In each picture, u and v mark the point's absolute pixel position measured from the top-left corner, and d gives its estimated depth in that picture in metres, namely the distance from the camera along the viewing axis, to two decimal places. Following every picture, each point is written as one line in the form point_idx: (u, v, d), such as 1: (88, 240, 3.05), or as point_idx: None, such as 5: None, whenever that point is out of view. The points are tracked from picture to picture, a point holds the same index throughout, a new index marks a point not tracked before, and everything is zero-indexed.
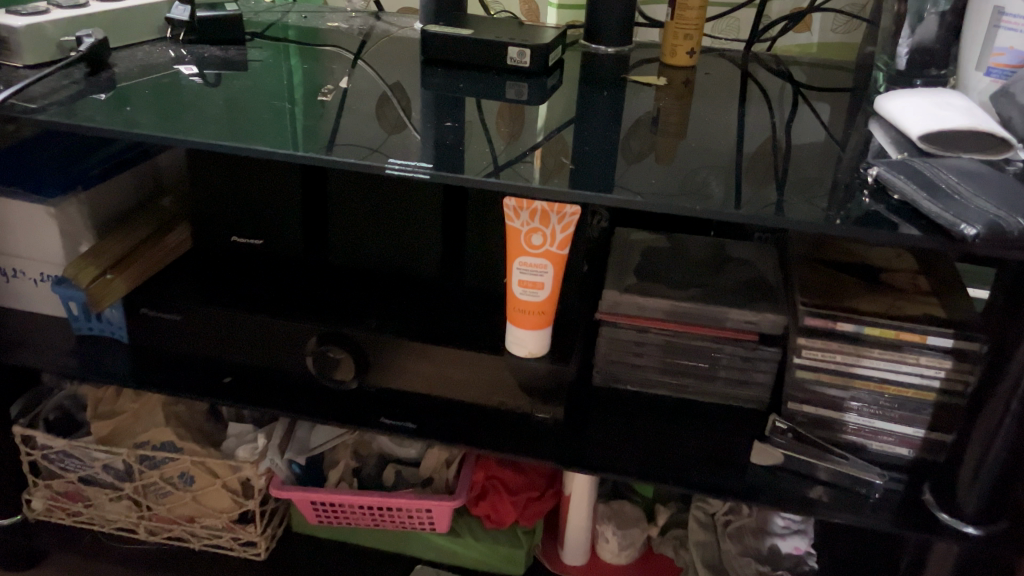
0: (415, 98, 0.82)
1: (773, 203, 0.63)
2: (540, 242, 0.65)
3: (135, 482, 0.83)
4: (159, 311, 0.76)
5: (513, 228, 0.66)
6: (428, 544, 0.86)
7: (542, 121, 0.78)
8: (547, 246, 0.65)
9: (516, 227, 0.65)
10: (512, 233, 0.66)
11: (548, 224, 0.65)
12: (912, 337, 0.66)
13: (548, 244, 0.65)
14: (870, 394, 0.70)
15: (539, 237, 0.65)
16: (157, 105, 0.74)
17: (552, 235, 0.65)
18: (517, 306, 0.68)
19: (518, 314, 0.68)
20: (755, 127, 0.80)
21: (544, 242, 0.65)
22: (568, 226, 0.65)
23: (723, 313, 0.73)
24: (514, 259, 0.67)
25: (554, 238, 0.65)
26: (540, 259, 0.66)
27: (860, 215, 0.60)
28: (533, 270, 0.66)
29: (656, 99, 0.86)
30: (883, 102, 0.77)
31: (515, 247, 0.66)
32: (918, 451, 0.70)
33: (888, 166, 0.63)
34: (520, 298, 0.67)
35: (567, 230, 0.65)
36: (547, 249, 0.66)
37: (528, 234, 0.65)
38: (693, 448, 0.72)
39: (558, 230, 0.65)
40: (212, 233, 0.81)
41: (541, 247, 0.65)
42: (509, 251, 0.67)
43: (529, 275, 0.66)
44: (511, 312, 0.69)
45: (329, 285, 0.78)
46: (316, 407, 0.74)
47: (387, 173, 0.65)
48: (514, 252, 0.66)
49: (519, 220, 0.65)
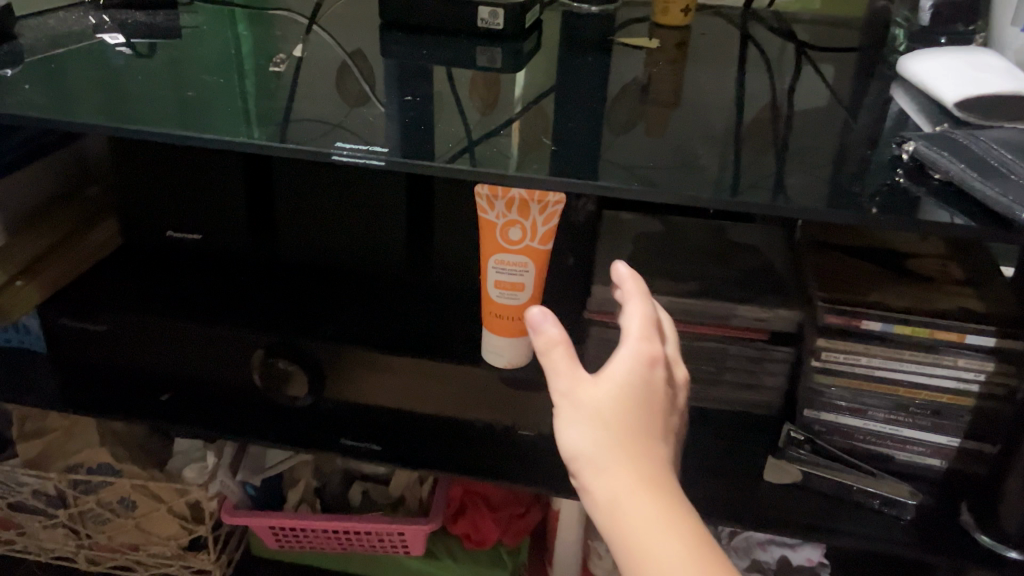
0: (377, 66, 0.72)
1: (790, 185, 0.54)
2: (518, 236, 0.56)
3: (69, 509, 0.74)
4: (83, 322, 0.66)
5: (487, 222, 0.56)
6: (402, 568, 0.77)
7: (519, 91, 0.68)
8: (527, 241, 0.56)
9: (490, 220, 0.56)
10: (485, 225, 0.56)
11: (527, 215, 0.55)
12: (948, 337, 0.58)
13: (528, 239, 0.56)
14: (898, 401, 0.61)
15: (517, 232, 0.56)
16: (59, 83, 0.64)
17: (532, 228, 0.56)
18: (500, 314, 0.58)
19: (503, 323, 0.59)
20: (761, 93, 0.71)
21: (523, 237, 0.56)
22: (550, 217, 0.55)
23: (729, 310, 0.64)
24: (488, 257, 0.57)
25: (534, 231, 0.56)
26: (518, 256, 0.57)
27: (894, 201, 0.51)
28: (511, 269, 0.57)
29: (647, 63, 0.76)
30: (907, 64, 0.68)
31: (489, 244, 0.57)
32: (951, 463, 0.62)
33: (927, 140, 0.53)
34: (499, 303, 0.58)
35: (549, 222, 0.56)
36: (526, 245, 0.56)
37: (505, 227, 0.56)
38: (696, 465, 0.64)
39: (539, 222, 0.56)
40: (143, 230, 0.71)
41: (520, 243, 0.56)
42: (483, 246, 0.57)
43: (508, 274, 0.57)
44: (491, 320, 0.59)
45: (277, 287, 0.69)
46: (268, 427, 0.64)
47: (334, 160, 0.54)
48: (488, 249, 0.57)
49: (494, 212, 0.55)
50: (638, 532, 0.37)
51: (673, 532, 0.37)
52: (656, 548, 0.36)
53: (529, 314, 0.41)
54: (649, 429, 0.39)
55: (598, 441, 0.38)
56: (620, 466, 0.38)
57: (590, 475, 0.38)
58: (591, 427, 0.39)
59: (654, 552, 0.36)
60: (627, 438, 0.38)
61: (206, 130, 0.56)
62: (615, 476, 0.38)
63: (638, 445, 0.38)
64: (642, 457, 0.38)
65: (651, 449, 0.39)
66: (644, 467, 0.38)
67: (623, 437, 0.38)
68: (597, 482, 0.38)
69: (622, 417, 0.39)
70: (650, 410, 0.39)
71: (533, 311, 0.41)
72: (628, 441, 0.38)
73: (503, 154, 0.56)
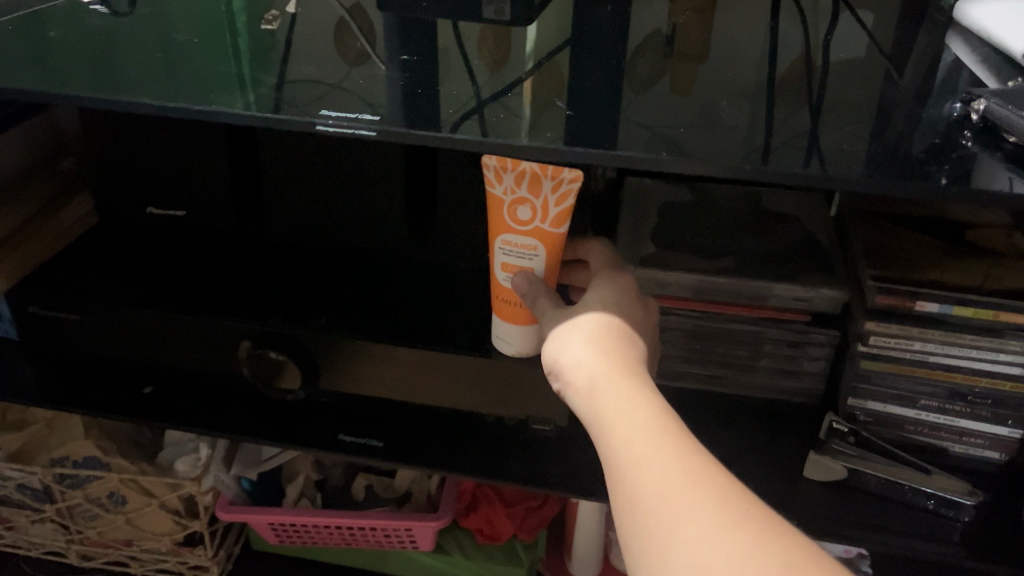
0: (375, 21, 0.65)
1: (838, 148, 0.47)
2: (528, 216, 0.50)
3: (57, 505, 0.70)
4: (52, 311, 0.61)
5: (494, 197, 0.50)
6: (411, 562, 0.73)
7: (531, 46, 0.61)
8: (538, 222, 0.50)
9: (497, 195, 0.50)
10: (493, 201, 0.50)
11: (538, 193, 0.49)
12: (1014, 320, 0.51)
13: (538, 220, 0.50)
14: (954, 389, 0.55)
15: (526, 210, 0.49)
16: (18, 43, 0.58)
17: (544, 207, 0.49)
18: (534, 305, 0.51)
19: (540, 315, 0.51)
20: (798, 42, 0.63)
21: (533, 217, 0.50)
22: (564, 197, 0.48)
23: (766, 289, 0.58)
24: (496, 235, 0.51)
25: (546, 212, 0.49)
26: (528, 238, 0.50)
27: (963, 167, 0.44)
28: (519, 251, 0.51)
29: (671, 13, 0.69)
30: (966, 8, 0.60)
31: (496, 222, 0.51)
32: (1012, 455, 0.56)
33: (1001, 96, 0.46)
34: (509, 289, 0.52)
35: (563, 201, 0.49)
36: (537, 226, 0.50)
37: (513, 205, 0.49)
38: (727, 458, 0.58)
39: (551, 201, 0.49)
40: (123, 206, 0.66)
41: (530, 223, 0.50)
42: (491, 224, 0.51)
43: (517, 257, 0.51)
44: (514, 313, 0.52)
45: (263, 270, 0.63)
46: (259, 425, 0.60)
47: (318, 130, 0.48)
48: (496, 228, 0.51)
49: (501, 186, 0.49)
50: (609, 402, 0.38)
51: (641, 402, 0.37)
52: (622, 413, 0.37)
53: (517, 281, 0.50)
54: (624, 335, 0.42)
55: (576, 338, 0.42)
56: (595, 354, 0.40)
57: (568, 367, 0.40)
58: (570, 332, 0.42)
59: (621, 415, 0.37)
60: (603, 335, 0.41)
61: (186, 98, 0.50)
62: (589, 361, 0.40)
63: (611, 340, 0.41)
64: (616, 350, 0.40)
65: (626, 348, 0.41)
66: (618, 357, 0.40)
67: (599, 336, 0.41)
68: (573, 370, 0.40)
69: (598, 322, 0.42)
70: (625, 322, 0.43)
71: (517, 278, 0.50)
72: (604, 340, 0.41)
73: (514, 119, 0.49)
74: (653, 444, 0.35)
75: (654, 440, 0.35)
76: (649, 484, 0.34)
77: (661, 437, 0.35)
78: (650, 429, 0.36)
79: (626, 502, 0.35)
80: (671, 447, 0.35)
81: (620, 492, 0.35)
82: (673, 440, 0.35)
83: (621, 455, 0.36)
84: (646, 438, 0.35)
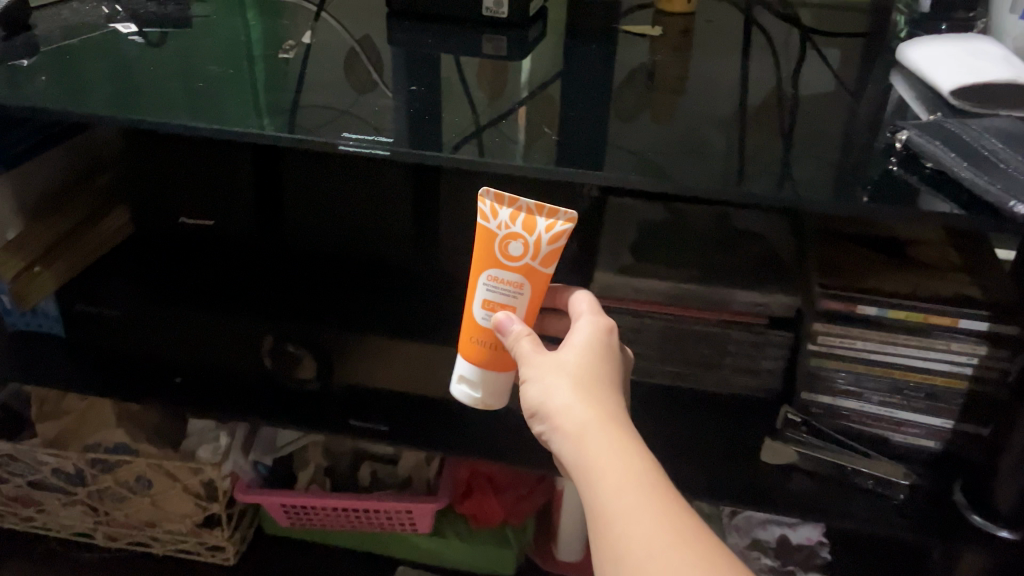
0: (382, 54, 0.73)
1: (789, 170, 0.55)
2: (519, 252, 0.47)
3: (88, 488, 0.76)
4: (96, 306, 0.71)
5: (486, 232, 0.47)
6: (411, 545, 0.79)
7: (525, 79, 0.69)
8: (529, 259, 0.47)
9: (489, 229, 0.47)
10: (483, 235, 0.47)
11: (532, 229, 0.46)
12: (941, 321, 0.59)
13: (530, 257, 0.47)
14: (892, 382, 0.62)
15: (517, 246, 0.46)
16: (76, 71, 0.66)
17: (537, 244, 0.46)
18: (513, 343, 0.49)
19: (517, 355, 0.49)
20: (763, 79, 0.72)
21: (524, 253, 0.47)
22: (558, 238, 0.46)
23: (729, 295, 0.65)
24: (481, 271, 0.48)
25: (538, 249, 0.46)
26: (515, 276, 0.47)
27: (886, 187, 0.52)
28: (504, 288, 0.48)
29: (650, 51, 0.77)
30: (905, 50, 0.69)
31: (482, 257, 0.48)
32: (946, 444, 0.63)
33: (920, 128, 0.54)
34: (489, 327, 0.48)
35: (557, 241, 0.46)
36: (526, 264, 0.47)
37: (504, 239, 0.47)
38: (694, 444, 0.66)
39: (544, 239, 0.46)
40: (156, 216, 0.73)
41: (519, 260, 0.47)
42: (476, 259, 0.48)
43: (500, 294, 0.48)
44: (488, 353, 0.49)
45: (283, 275, 0.71)
46: (281, 411, 0.65)
47: (340, 149, 0.56)
48: (482, 263, 0.48)
49: (496, 221, 0.47)
50: (602, 456, 0.40)
51: (632, 460, 0.40)
52: (615, 472, 0.39)
53: (498, 319, 0.47)
54: (609, 379, 0.43)
55: (563, 384, 0.42)
56: (585, 402, 0.41)
57: (556, 413, 0.42)
58: (556, 376, 0.43)
59: (614, 474, 0.39)
60: (590, 381, 0.43)
61: (216, 121, 0.57)
62: (580, 409, 0.41)
63: (598, 387, 0.42)
64: (604, 399, 0.42)
65: (610, 394, 0.43)
66: (606, 406, 0.42)
67: (585, 383, 0.42)
68: (562, 419, 0.41)
69: (585, 364, 0.43)
70: (609, 365, 0.44)
71: (501, 314, 0.47)
72: (591, 386, 0.42)
73: (506, 144, 0.57)
74: (643, 506, 0.38)
75: (646, 503, 0.38)
76: (640, 549, 0.38)
77: (652, 499, 0.39)
78: (642, 492, 0.39)
79: (613, 556, 0.38)
80: (660, 512, 0.38)
81: (608, 550, 0.39)
82: (662, 504, 0.39)
83: (610, 510, 0.39)
84: (639, 502, 0.38)
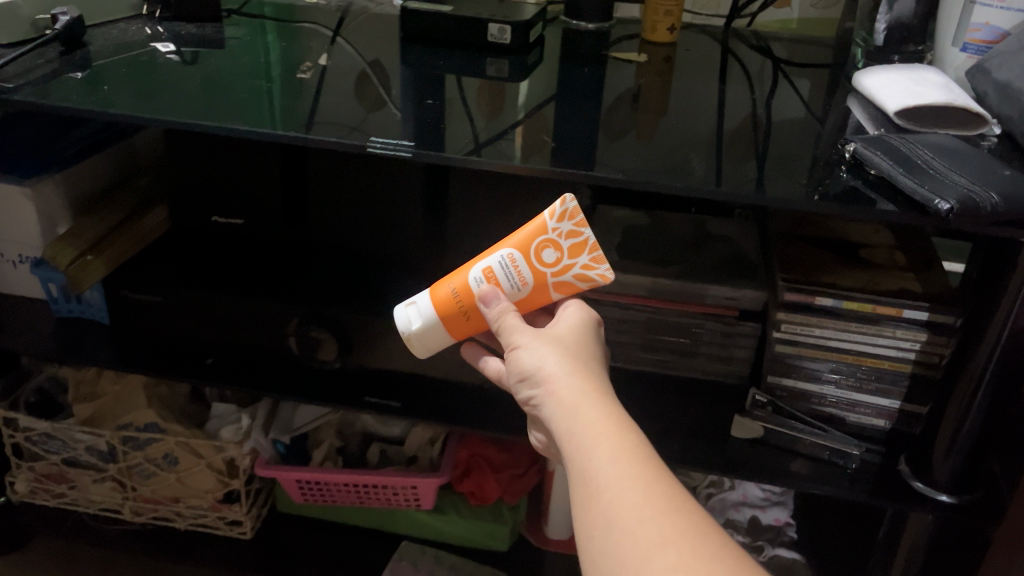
0: (394, 76, 0.81)
1: (753, 178, 0.64)
2: (549, 261, 0.53)
3: (119, 464, 0.83)
4: (138, 293, 0.76)
5: (541, 224, 0.52)
6: (414, 521, 0.87)
7: (522, 98, 0.78)
8: (550, 272, 0.53)
9: (543, 226, 0.52)
10: (535, 227, 0.53)
11: (573, 256, 0.53)
12: (888, 311, 0.67)
13: (552, 271, 0.53)
14: (848, 366, 0.71)
15: (553, 256, 0.53)
16: (132, 82, 0.74)
17: (566, 268, 0.53)
18: (468, 314, 0.56)
19: (463, 325, 0.56)
20: (735, 104, 0.81)
21: (551, 264, 0.53)
22: (584, 279, 0.53)
23: (703, 289, 0.74)
24: (507, 248, 0.54)
25: (563, 270, 0.53)
26: (530, 274, 0.53)
27: (836, 191, 0.61)
28: (512, 274, 0.54)
29: (636, 75, 0.86)
30: (859, 77, 0.78)
31: (520, 240, 0.53)
32: (893, 423, 0.72)
33: (866, 142, 0.63)
34: (474, 291, 0.55)
35: (580, 278, 0.53)
36: (545, 273, 0.53)
37: (547, 246, 0.53)
38: (672, 421, 0.74)
39: (575, 268, 0.53)
40: (192, 213, 0.81)
41: (544, 266, 0.53)
42: (515, 236, 0.54)
43: (505, 275, 0.54)
44: (450, 306, 0.56)
45: (300, 270, 0.78)
46: (305, 388, 0.74)
47: (370, 151, 0.65)
48: (515, 244, 0.54)
49: (555, 226, 0.52)
50: (591, 417, 0.45)
51: (617, 423, 0.45)
52: (602, 432, 0.45)
53: (484, 292, 0.53)
54: (593, 359, 0.50)
55: (555, 355, 0.49)
56: (575, 372, 0.48)
57: (549, 378, 0.48)
58: (550, 348, 0.49)
59: (602, 435, 0.44)
60: (580, 358, 0.49)
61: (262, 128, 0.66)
62: (571, 377, 0.47)
63: (586, 363, 0.49)
64: (591, 372, 0.48)
65: (595, 371, 0.49)
66: (592, 378, 0.48)
67: (574, 357, 0.49)
68: (555, 383, 0.47)
69: (574, 344, 0.50)
70: (593, 349, 0.51)
71: (490, 290, 0.53)
72: (580, 361, 0.49)
73: (508, 152, 0.66)
74: (628, 465, 0.43)
75: (632, 461, 0.43)
76: (627, 499, 0.42)
77: (636, 459, 0.43)
78: (629, 453, 0.44)
79: (602, 518, 0.42)
80: (643, 470, 0.43)
81: (596, 503, 0.43)
82: (644, 462, 0.43)
83: (600, 469, 0.43)
84: (625, 460, 0.43)
